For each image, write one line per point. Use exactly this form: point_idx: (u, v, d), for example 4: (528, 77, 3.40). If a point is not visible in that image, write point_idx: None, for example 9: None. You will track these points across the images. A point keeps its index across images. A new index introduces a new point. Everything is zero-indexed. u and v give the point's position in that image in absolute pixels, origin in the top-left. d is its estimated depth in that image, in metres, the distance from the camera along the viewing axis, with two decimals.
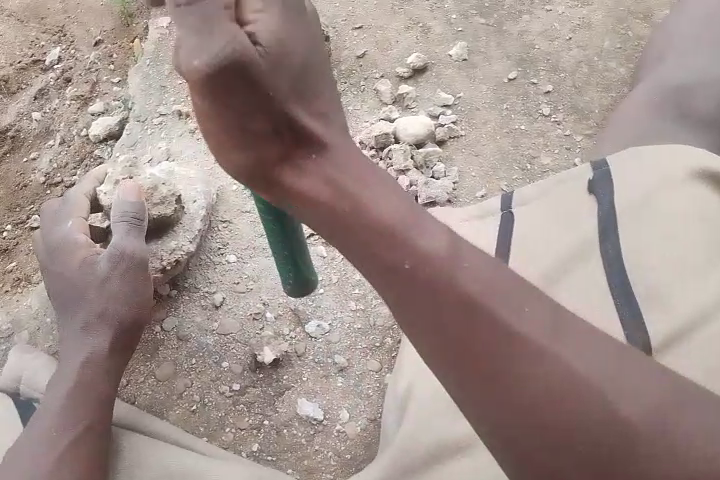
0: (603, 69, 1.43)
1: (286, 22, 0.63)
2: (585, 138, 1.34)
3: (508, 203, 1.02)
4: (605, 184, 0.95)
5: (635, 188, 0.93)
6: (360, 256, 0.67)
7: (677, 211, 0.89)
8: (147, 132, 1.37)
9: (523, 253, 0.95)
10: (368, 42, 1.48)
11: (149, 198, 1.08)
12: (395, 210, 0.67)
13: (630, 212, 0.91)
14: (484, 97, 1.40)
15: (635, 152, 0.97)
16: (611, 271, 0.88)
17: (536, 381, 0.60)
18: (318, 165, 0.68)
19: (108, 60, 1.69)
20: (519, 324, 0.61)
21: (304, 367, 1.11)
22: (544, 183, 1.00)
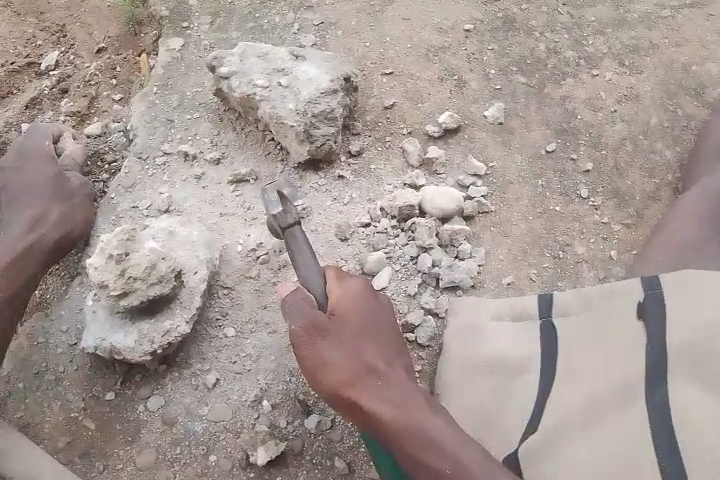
0: (648, 150, 1.32)
1: (364, 294, 0.91)
2: (623, 228, 1.24)
3: (548, 310, 1.01)
4: (655, 313, 0.90)
5: (691, 323, 0.85)
6: (404, 456, 0.81)
7: None
8: (147, 173, 1.25)
9: (563, 379, 0.94)
10: (398, 92, 1.36)
11: (145, 278, 0.96)
12: (437, 426, 0.81)
13: (684, 358, 0.84)
14: (518, 169, 1.29)
15: (693, 283, 0.88)
16: (654, 420, 0.81)
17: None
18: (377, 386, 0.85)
19: (110, 73, 1.56)
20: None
21: (300, 468, 1.01)
22: (585, 291, 0.99)
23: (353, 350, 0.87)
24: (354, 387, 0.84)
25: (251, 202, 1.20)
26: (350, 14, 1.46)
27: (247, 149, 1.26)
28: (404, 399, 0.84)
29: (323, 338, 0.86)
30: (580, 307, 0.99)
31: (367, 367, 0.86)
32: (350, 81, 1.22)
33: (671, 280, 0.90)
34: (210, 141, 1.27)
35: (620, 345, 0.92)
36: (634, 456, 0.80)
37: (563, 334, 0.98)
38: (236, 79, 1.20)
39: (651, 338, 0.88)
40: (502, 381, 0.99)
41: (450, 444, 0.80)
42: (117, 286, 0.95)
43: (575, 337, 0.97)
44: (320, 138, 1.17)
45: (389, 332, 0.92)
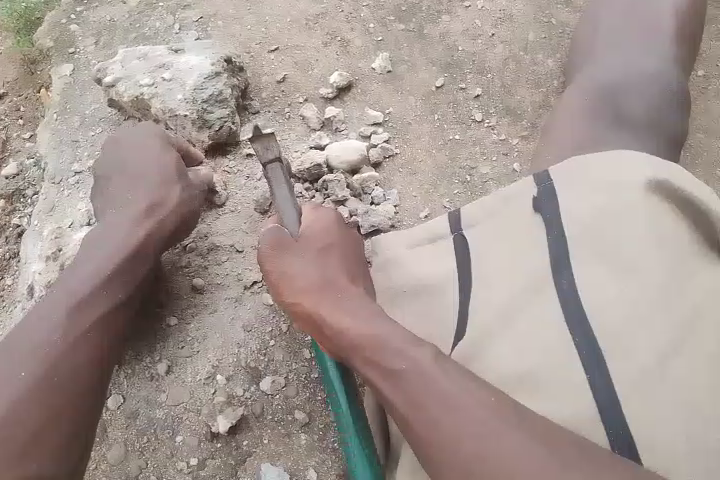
0: (530, 64, 1.39)
1: (330, 223, 1.01)
2: (521, 140, 1.31)
3: (458, 223, 1.01)
4: (554, 208, 0.92)
5: (586, 209, 0.90)
6: (347, 343, 0.85)
7: (631, 231, 0.85)
8: (63, 194, 1.28)
9: (481, 281, 0.92)
10: (288, 64, 1.41)
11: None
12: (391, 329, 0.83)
13: (583, 238, 0.88)
14: (414, 109, 1.34)
15: (582, 171, 0.93)
16: (565, 298, 0.84)
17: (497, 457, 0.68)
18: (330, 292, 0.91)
19: (15, 114, 1.57)
20: (482, 418, 0.71)
21: (264, 428, 1.06)
22: (489, 199, 0.99)
23: (314, 267, 0.95)
24: (313, 297, 0.92)
25: None
26: (227, 3, 1.50)
27: None
28: (355, 302, 0.89)
29: (289, 257, 0.97)
30: (487, 215, 0.99)
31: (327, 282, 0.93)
32: (232, 63, 1.31)
33: (562, 175, 0.95)
34: None
35: (526, 240, 0.93)
36: (549, 333, 0.82)
37: (476, 241, 0.98)
38: (122, 84, 1.25)
39: (551, 229, 0.91)
40: (428, 298, 0.96)
41: (395, 341, 0.81)
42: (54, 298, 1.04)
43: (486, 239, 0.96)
44: (217, 122, 1.24)
45: (357, 256, 1.00)
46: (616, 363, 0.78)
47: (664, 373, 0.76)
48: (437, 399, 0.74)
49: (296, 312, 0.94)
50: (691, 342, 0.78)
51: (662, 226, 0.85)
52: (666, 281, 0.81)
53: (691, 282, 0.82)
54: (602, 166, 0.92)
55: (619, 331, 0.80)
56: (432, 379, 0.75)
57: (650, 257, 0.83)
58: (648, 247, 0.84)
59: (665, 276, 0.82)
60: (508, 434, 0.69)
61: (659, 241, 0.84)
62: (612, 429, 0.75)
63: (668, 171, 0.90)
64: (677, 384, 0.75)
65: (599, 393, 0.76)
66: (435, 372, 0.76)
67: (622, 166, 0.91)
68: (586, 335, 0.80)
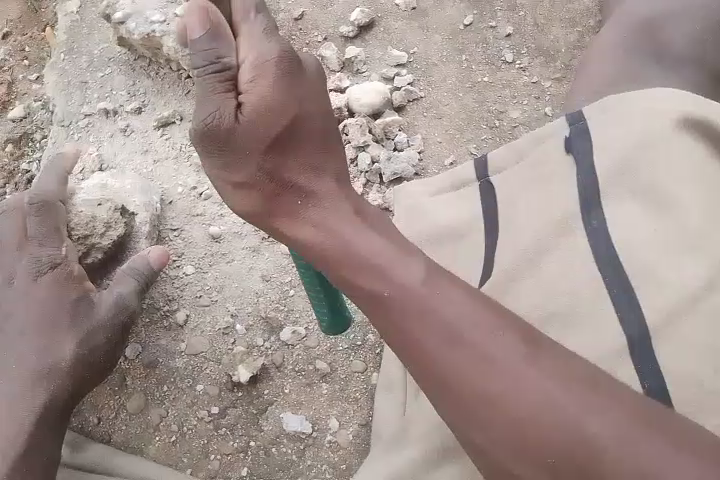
0: (564, 1, 1.30)
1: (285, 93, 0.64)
2: (554, 83, 1.24)
3: (485, 169, 0.95)
4: (583, 148, 0.86)
5: (619, 142, 0.83)
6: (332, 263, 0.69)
7: (665, 166, 0.80)
8: (74, 138, 1.23)
9: (511, 224, 0.87)
10: (305, 0, 1.32)
11: (95, 231, 1.02)
12: (378, 250, 0.67)
13: (616, 176, 0.82)
14: (440, 50, 1.27)
15: (614, 106, 0.86)
16: (593, 237, 0.79)
17: (553, 440, 0.56)
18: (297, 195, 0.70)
19: (21, 56, 1.43)
20: (525, 399, 0.58)
21: (285, 378, 1.04)
22: (516, 142, 0.94)
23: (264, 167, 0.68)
24: (276, 206, 0.70)
25: (183, 144, 1.19)
26: None
27: (166, 92, 1.24)
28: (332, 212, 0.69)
29: (234, 161, 0.67)
30: (515, 160, 0.93)
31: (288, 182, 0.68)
32: None
33: (593, 110, 0.88)
34: (128, 92, 1.25)
35: (556, 181, 0.87)
36: (578, 283, 0.78)
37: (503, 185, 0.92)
38: (133, 21, 1.18)
39: (581, 167, 0.85)
40: (456, 245, 0.92)
41: (386, 267, 0.66)
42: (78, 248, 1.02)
43: (515, 183, 0.91)
44: None
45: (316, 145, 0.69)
46: (647, 303, 0.74)
47: (701, 311, 0.72)
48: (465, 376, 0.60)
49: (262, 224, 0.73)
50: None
51: (699, 157, 0.79)
52: (703, 215, 0.77)
53: None
54: (633, 98, 0.86)
55: (652, 269, 0.75)
56: (454, 339, 0.61)
57: (686, 192, 0.78)
58: (684, 182, 0.78)
59: (702, 211, 0.77)
60: (534, 382, 0.58)
61: (695, 175, 0.79)
62: (646, 372, 0.71)
63: (705, 102, 0.83)
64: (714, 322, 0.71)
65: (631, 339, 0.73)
66: (441, 306, 0.63)
67: (654, 97, 0.84)
68: (617, 277, 0.76)
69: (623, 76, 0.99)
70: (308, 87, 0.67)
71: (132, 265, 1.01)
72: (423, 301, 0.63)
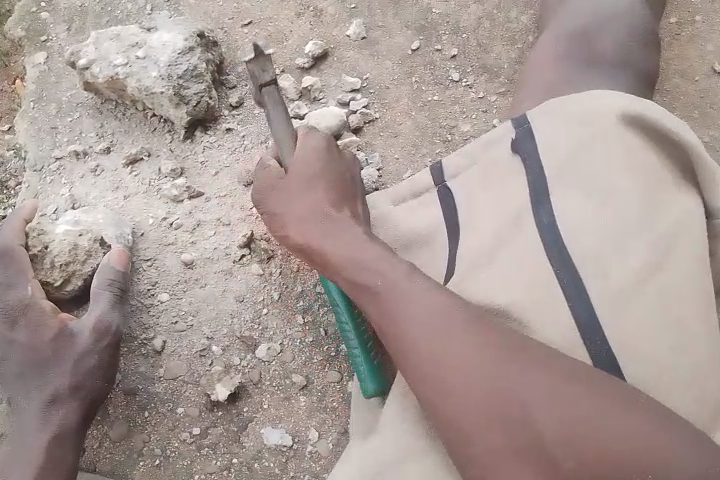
0: (504, 22, 1.40)
1: (320, 156, 0.95)
2: (499, 97, 1.32)
3: (441, 175, 0.97)
4: (530, 149, 0.89)
5: (560, 142, 0.87)
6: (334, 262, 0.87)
7: (608, 163, 0.83)
8: (46, 181, 1.28)
9: (467, 226, 0.89)
10: (262, 37, 1.39)
11: (76, 259, 1.07)
12: (371, 258, 0.84)
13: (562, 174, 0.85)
14: (391, 74, 1.35)
15: (557, 108, 0.89)
16: (545, 231, 0.82)
17: (504, 407, 0.69)
18: (310, 201, 0.92)
19: None
20: (479, 374, 0.71)
21: (264, 394, 1.08)
22: (468, 147, 0.95)
23: (297, 187, 0.94)
24: (295, 218, 0.93)
25: (152, 178, 1.24)
26: None
27: (133, 131, 1.29)
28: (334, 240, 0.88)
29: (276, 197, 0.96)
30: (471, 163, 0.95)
31: (313, 209, 0.92)
32: (205, 37, 1.30)
33: (538, 113, 0.91)
34: (96, 134, 1.30)
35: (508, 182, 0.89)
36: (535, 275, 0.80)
37: (460, 190, 0.94)
38: (96, 66, 1.24)
39: (530, 166, 0.88)
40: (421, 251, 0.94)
41: (374, 265, 0.83)
42: (55, 277, 1.07)
43: (471, 187, 0.93)
44: (194, 97, 1.24)
45: (343, 179, 0.95)
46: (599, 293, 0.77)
47: (646, 294, 0.76)
48: (439, 385, 0.73)
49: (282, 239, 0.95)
50: (669, 262, 0.78)
51: (638, 154, 0.84)
52: (645, 205, 0.81)
53: (668, 207, 0.81)
54: (572, 100, 0.89)
55: (600, 256, 0.78)
56: (421, 322, 0.76)
57: (627, 184, 0.82)
58: (626, 177, 0.82)
59: (643, 201, 0.81)
60: (490, 360, 0.71)
61: (634, 171, 0.83)
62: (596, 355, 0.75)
63: (638, 99, 0.88)
64: (658, 304, 0.76)
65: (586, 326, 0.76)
66: (412, 297, 0.78)
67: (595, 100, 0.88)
68: (567, 266, 0.79)
69: (559, 85, 1.06)
70: (338, 161, 0.96)
71: (100, 274, 1.06)
72: (396, 292, 0.79)
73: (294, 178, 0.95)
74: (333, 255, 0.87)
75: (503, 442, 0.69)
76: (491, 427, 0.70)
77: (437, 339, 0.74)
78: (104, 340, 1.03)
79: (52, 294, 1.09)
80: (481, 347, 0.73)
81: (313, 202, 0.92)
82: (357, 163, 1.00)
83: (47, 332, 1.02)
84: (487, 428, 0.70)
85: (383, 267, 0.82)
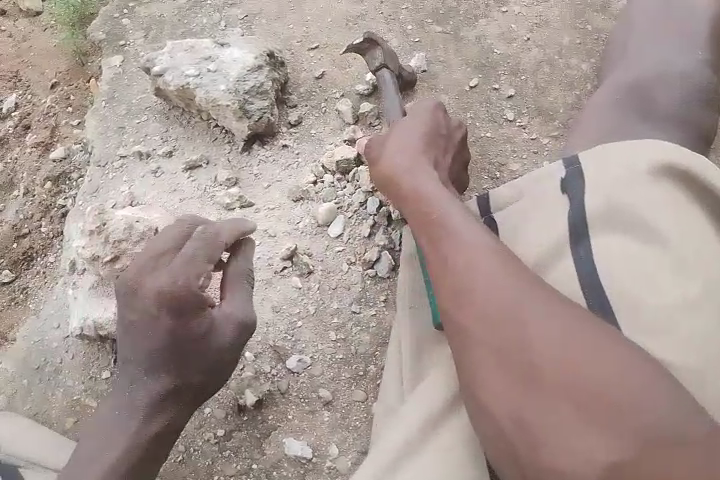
0: (563, 68, 1.42)
1: (429, 115, 1.01)
2: (551, 140, 1.33)
3: (487, 205, 0.95)
4: (579, 192, 0.87)
5: (608, 185, 0.85)
6: (406, 196, 0.88)
7: (662, 214, 0.82)
8: (108, 177, 1.35)
9: None
10: (326, 62, 1.45)
11: (129, 238, 1.09)
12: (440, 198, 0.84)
13: (611, 222, 0.83)
14: (447, 107, 1.38)
15: (610, 154, 0.87)
16: (583, 271, 0.81)
17: (523, 356, 0.66)
18: (405, 143, 0.96)
19: (66, 103, 1.57)
20: (510, 318, 0.68)
21: (289, 404, 1.10)
22: (516, 181, 0.94)
23: (401, 131, 0.99)
24: (385, 154, 0.95)
25: (208, 185, 1.29)
26: (270, 3, 1.54)
27: (195, 138, 1.35)
28: (411, 179, 0.89)
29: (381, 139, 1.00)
30: (519, 199, 0.93)
31: (406, 152, 0.94)
32: (274, 57, 1.37)
33: (590, 156, 0.89)
34: (161, 138, 1.37)
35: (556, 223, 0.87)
36: None
37: (505, 225, 0.92)
38: (169, 74, 1.31)
39: (575, 210, 0.86)
40: None
41: (443, 206, 0.83)
42: (108, 252, 1.08)
43: (518, 224, 0.91)
44: (256, 113, 1.29)
45: (442, 140, 0.99)
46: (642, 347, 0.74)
47: (686, 342, 0.74)
48: (466, 303, 0.72)
49: (374, 171, 0.96)
50: (707, 312, 0.77)
51: (688, 211, 0.83)
52: (687, 253, 0.80)
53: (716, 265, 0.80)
54: (626, 148, 0.87)
55: (641, 302, 0.76)
56: (469, 255, 0.75)
57: (674, 230, 0.81)
58: (679, 231, 0.81)
59: (686, 250, 0.80)
60: (524, 307, 0.68)
61: (686, 225, 0.82)
62: None
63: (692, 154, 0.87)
64: (695, 354, 0.74)
65: None
66: (468, 235, 0.77)
67: (649, 150, 0.86)
68: (605, 311, 0.77)
69: (613, 131, 1.07)
70: (448, 126, 1.02)
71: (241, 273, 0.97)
72: (454, 228, 0.78)
73: (400, 126, 1.00)
74: (407, 191, 0.88)
75: (514, 388, 0.66)
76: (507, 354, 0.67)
77: (477, 276, 0.73)
78: (243, 337, 0.95)
79: (104, 271, 1.09)
80: (523, 284, 0.70)
81: (406, 144, 0.95)
82: (461, 132, 1.05)
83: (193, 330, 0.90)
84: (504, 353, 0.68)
85: (448, 207, 0.82)
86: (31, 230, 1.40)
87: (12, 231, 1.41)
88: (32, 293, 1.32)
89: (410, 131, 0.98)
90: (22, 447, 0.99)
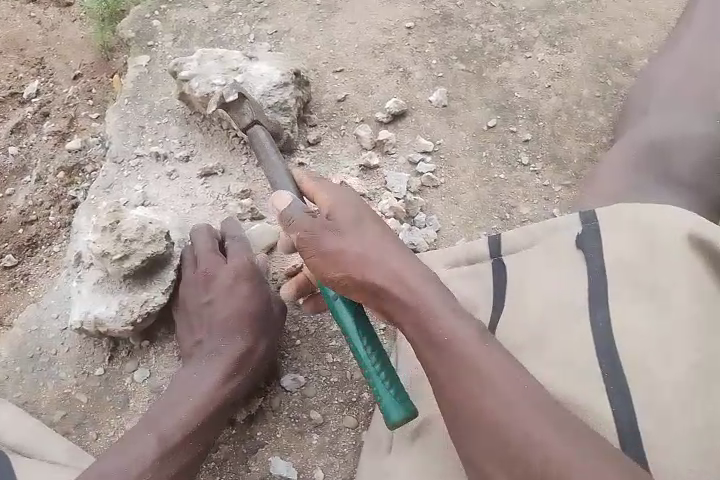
0: (581, 119, 1.45)
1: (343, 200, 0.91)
2: (563, 189, 1.36)
3: (497, 248, 0.98)
4: (595, 250, 0.88)
5: (623, 250, 0.86)
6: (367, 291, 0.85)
7: (673, 281, 0.81)
8: (123, 174, 1.35)
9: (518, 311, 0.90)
10: (350, 86, 1.47)
11: (139, 238, 1.10)
12: (405, 286, 0.83)
13: (623, 283, 0.84)
14: (463, 144, 1.40)
15: (626, 215, 0.89)
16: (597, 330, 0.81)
17: (527, 447, 0.71)
18: (335, 242, 0.87)
19: (87, 95, 1.59)
20: (507, 408, 0.73)
21: (279, 422, 1.10)
22: (530, 228, 0.95)
23: (325, 229, 0.89)
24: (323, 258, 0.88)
25: (221, 194, 1.31)
26: (300, 22, 1.57)
27: (213, 146, 1.37)
28: (366, 272, 0.84)
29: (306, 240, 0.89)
30: (529, 246, 0.95)
31: (347, 240, 0.87)
32: (300, 76, 1.38)
33: (608, 214, 0.90)
34: (179, 141, 1.38)
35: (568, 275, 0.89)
36: (582, 378, 0.80)
37: (514, 270, 0.95)
38: (195, 81, 1.32)
39: (591, 266, 0.87)
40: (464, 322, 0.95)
41: (409, 295, 0.82)
42: (117, 251, 1.08)
43: (527, 271, 0.93)
44: (276, 128, 1.31)
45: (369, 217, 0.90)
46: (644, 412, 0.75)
47: (687, 411, 0.74)
48: (461, 392, 0.76)
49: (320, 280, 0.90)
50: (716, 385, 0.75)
51: (705, 276, 0.81)
52: (700, 320, 0.78)
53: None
54: (644, 210, 0.88)
55: (651, 368, 0.77)
56: (452, 343, 0.78)
57: (682, 297, 0.79)
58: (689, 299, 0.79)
59: (699, 317, 0.78)
60: (514, 399, 0.74)
61: (699, 291, 0.80)
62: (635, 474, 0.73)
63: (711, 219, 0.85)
64: (699, 425, 0.73)
65: (625, 440, 0.75)
66: (447, 325, 0.80)
67: (666, 215, 0.86)
68: (616, 373, 0.78)
69: (631, 190, 1.10)
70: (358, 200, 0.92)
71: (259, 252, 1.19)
72: (431, 319, 0.81)
73: (322, 223, 0.89)
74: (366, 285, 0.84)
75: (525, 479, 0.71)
76: (491, 445, 0.73)
77: (465, 367, 0.77)
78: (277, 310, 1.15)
79: (110, 269, 1.09)
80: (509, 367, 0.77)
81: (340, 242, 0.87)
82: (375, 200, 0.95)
83: (241, 319, 1.10)
84: (489, 445, 0.73)
85: (423, 294, 0.82)
86: (39, 217, 1.40)
87: (20, 216, 1.41)
88: (34, 281, 1.32)
89: (332, 225, 0.88)
90: (11, 437, 1.00)
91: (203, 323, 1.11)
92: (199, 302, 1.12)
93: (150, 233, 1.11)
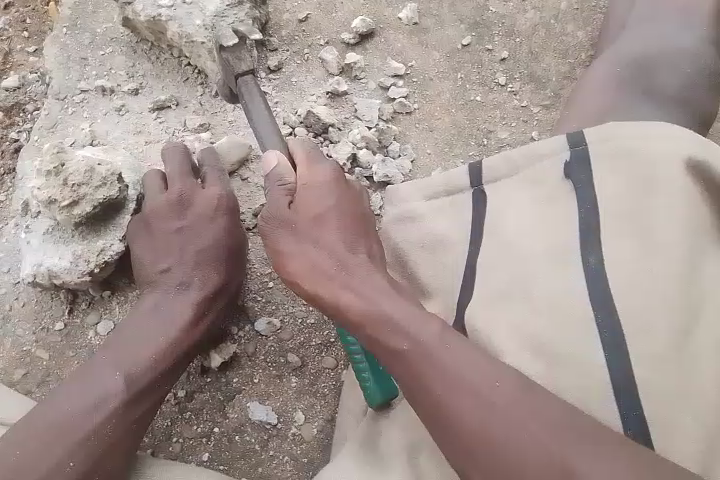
0: (560, 33, 1.36)
1: (314, 182, 0.88)
2: (542, 110, 1.29)
3: (478, 177, 0.91)
4: (582, 179, 0.83)
5: (612, 178, 0.81)
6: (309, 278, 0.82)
7: (663, 210, 0.77)
8: (67, 112, 1.23)
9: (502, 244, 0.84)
10: (312, 4, 1.34)
11: (88, 182, 1.00)
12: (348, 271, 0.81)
13: (613, 214, 0.79)
14: (437, 66, 1.31)
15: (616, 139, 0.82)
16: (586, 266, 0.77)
17: (489, 432, 0.67)
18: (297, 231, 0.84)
19: (21, 26, 1.43)
20: (462, 395, 0.69)
21: (256, 368, 1.05)
22: (511, 154, 0.89)
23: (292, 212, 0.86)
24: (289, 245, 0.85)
25: (177, 129, 1.21)
26: None
27: (165, 77, 1.25)
28: (313, 260, 0.83)
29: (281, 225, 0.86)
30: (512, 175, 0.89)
31: (303, 221, 0.85)
32: None
33: (596, 137, 0.84)
34: (127, 73, 1.26)
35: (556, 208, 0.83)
36: (571, 313, 0.75)
37: (496, 201, 0.89)
38: (140, 3, 1.19)
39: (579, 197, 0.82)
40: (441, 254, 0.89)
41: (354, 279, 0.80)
42: (65, 197, 0.99)
43: (510, 202, 0.87)
44: None
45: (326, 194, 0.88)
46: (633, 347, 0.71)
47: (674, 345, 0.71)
48: (418, 383, 0.72)
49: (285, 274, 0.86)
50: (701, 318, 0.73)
51: (694, 205, 0.77)
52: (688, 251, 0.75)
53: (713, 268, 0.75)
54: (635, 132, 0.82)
55: (643, 314, 0.72)
56: (399, 329, 0.75)
57: (673, 228, 0.75)
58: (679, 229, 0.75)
59: (688, 248, 0.75)
60: (468, 380, 0.70)
61: (688, 221, 0.76)
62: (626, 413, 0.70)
63: (702, 144, 0.81)
64: (687, 372, 0.70)
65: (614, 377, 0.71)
66: (392, 309, 0.76)
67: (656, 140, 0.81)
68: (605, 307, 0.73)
69: (614, 107, 1.03)
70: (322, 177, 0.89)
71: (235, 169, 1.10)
72: (376, 305, 0.77)
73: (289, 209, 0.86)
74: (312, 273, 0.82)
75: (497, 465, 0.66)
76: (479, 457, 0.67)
77: (416, 356, 0.73)
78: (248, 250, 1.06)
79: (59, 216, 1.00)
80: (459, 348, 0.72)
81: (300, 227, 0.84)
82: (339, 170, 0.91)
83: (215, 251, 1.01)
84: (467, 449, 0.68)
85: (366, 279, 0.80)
86: None
87: None
88: None
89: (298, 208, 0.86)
90: None
91: (174, 248, 1.01)
92: (171, 229, 1.02)
93: (99, 176, 1.00)
